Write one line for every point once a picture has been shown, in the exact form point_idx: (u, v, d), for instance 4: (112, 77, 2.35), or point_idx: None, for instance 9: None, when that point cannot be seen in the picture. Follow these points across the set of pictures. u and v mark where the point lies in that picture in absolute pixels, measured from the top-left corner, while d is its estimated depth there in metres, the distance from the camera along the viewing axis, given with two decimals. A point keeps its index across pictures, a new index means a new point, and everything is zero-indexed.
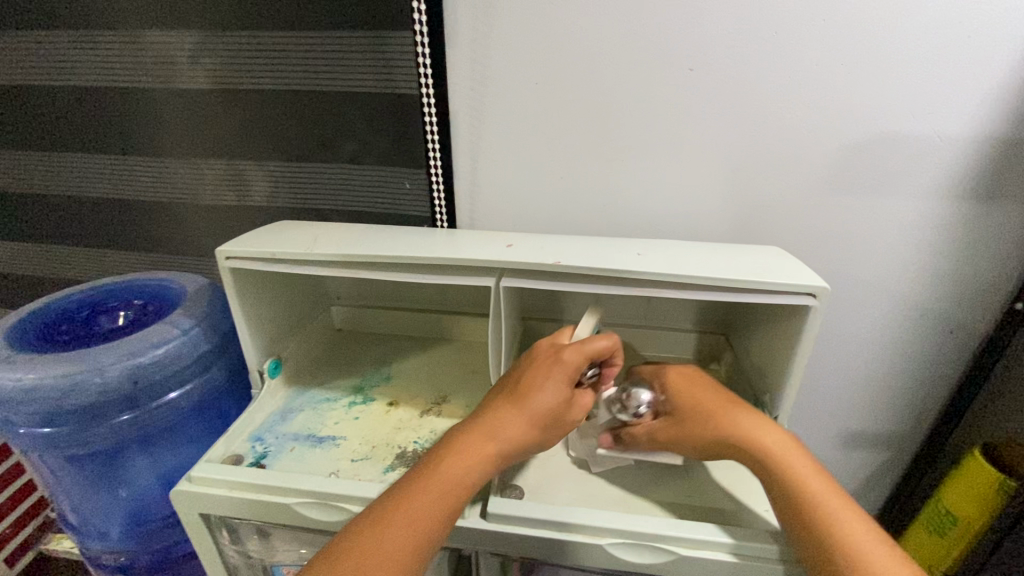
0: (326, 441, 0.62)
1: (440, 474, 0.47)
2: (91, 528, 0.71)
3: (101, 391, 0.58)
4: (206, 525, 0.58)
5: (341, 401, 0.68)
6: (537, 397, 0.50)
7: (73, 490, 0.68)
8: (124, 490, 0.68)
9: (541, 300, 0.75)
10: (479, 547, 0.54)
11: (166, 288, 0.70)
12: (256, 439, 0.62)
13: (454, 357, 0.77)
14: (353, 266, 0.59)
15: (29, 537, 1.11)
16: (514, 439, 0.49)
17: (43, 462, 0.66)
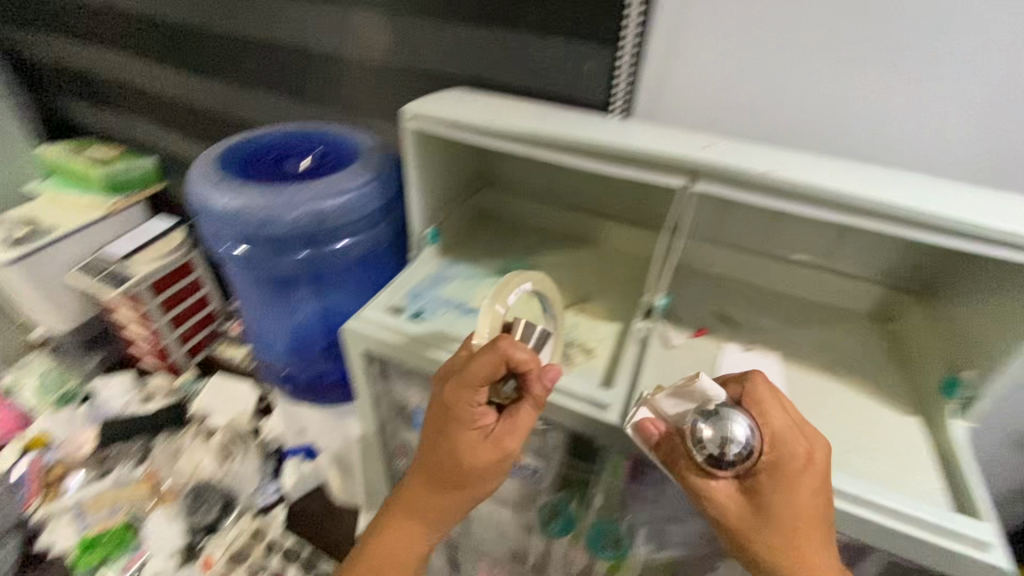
0: (475, 312, 0.64)
1: (385, 545, 0.54)
2: (267, 343, 0.83)
3: (291, 227, 0.64)
4: (364, 362, 0.65)
5: (488, 279, 0.70)
6: (440, 458, 0.50)
7: (259, 306, 0.80)
8: (300, 314, 0.78)
9: (709, 217, 0.69)
10: (610, 442, 0.55)
11: (347, 144, 0.73)
12: (412, 296, 0.66)
13: (600, 261, 0.74)
14: (533, 145, 0.57)
15: (202, 341, 1.39)
16: (440, 502, 0.52)
17: (238, 278, 0.77)
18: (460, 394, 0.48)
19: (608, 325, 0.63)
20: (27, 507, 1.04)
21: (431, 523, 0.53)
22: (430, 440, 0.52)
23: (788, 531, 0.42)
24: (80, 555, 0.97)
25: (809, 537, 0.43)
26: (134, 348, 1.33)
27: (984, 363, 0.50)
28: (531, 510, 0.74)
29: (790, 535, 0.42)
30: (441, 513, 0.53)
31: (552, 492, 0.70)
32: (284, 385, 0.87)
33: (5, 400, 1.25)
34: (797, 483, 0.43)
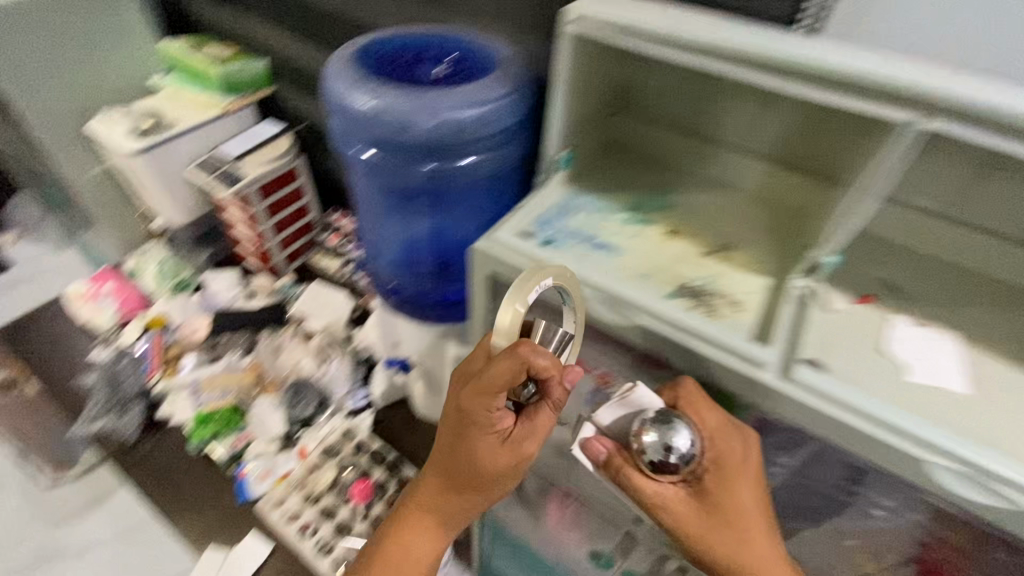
0: (607, 248, 0.60)
1: (400, 543, 0.59)
2: (378, 247, 0.86)
3: (426, 136, 0.62)
4: (485, 286, 0.62)
5: (618, 214, 0.65)
6: (455, 463, 0.54)
7: (377, 210, 0.81)
8: (418, 221, 0.80)
9: (912, 172, 0.60)
10: (757, 402, 0.50)
11: (485, 50, 0.68)
12: (541, 223, 0.62)
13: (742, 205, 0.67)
14: (714, 59, 0.50)
15: (300, 249, 1.44)
16: (454, 502, 0.57)
17: (360, 179, 0.77)
18: (478, 400, 0.50)
19: (758, 278, 0.57)
20: (150, 378, 1.14)
21: (446, 522, 0.58)
22: (444, 446, 0.55)
23: (732, 528, 0.50)
24: (196, 427, 1.07)
25: (752, 528, 0.50)
26: (240, 248, 1.40)
27: None
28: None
29: (740, 534, 0.50)
30: (454, 513, 0.58)
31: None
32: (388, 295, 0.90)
33: (129, 281, 1.36)
34: (732, 483, 0.50)
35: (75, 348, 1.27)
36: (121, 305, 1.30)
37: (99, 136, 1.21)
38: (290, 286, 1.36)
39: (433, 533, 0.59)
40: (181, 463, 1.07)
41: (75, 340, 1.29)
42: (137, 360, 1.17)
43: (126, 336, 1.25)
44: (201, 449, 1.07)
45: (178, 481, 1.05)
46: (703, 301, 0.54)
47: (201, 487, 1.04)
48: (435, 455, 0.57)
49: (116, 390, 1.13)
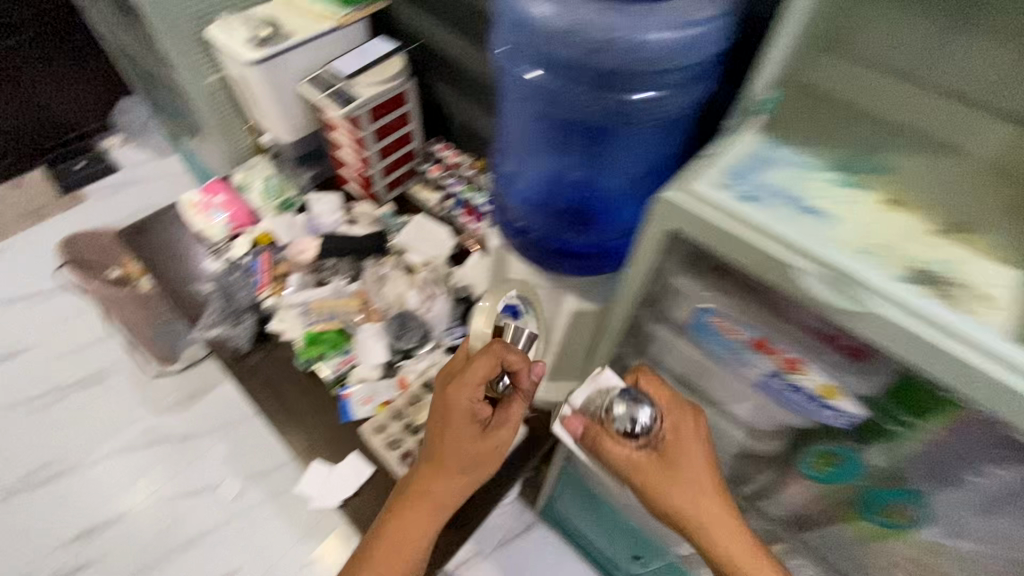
0: (820, 217, 0.51)
1: (402, 525, 0.73)
2: (515, 177, 0.88)
3: (625, 54, 0.60)
4: (660, 244, 0.55)
5: (824, 175, 0.55)
6: (446, 449, 0.72)
7: (527, 137, 0.84)
8: (568, 156, 0.83)
9: None
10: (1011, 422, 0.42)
11: None
12: (738, 176, 0.53)
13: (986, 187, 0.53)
14: None
15: (400, 178, 1.41)
16: (444, 486, 0.73)
17: (518, 100, 0.79)
18: (462, 392, 0.71)
19: (1009, 271, 0.48)
20: (260, 293, 1.17)
21: (441, 505, 0.74)
22: (433, 440, 0.73)
23: (682, 482, 0.65)
24: (305, 346, 1.09)
25: (694, 485, 0.64)
26: (342, 171, 1.39)
27: None
28: (772, 440, 0.67)
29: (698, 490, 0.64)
30: (446, 495, 0.73)
31: (831, 436, 0.59)
32: (510, 232, 0.88)
33: (238, 195, 1.37)
34: (679, 447, 0.65)
35: (185, 253, 1.31)
36: (231, 217, 1.33)
37: (218, 42, 1.18)
38: (389, 216, 1.34)
39: (433, 512, 0.74)
40: (289, 377, 1.11)
41: (188, 246, 1.33)
42: (248, 274, 1.21)
43: (236, 249, 1.28)
44: (307, 367, 1.10)
45: (286, 394, 1.09)
46: (946, 294, 0.45)
47: (308, 402, 1.09)
48: (426, 451, 0.75)
49: (230, 301, 1.16)
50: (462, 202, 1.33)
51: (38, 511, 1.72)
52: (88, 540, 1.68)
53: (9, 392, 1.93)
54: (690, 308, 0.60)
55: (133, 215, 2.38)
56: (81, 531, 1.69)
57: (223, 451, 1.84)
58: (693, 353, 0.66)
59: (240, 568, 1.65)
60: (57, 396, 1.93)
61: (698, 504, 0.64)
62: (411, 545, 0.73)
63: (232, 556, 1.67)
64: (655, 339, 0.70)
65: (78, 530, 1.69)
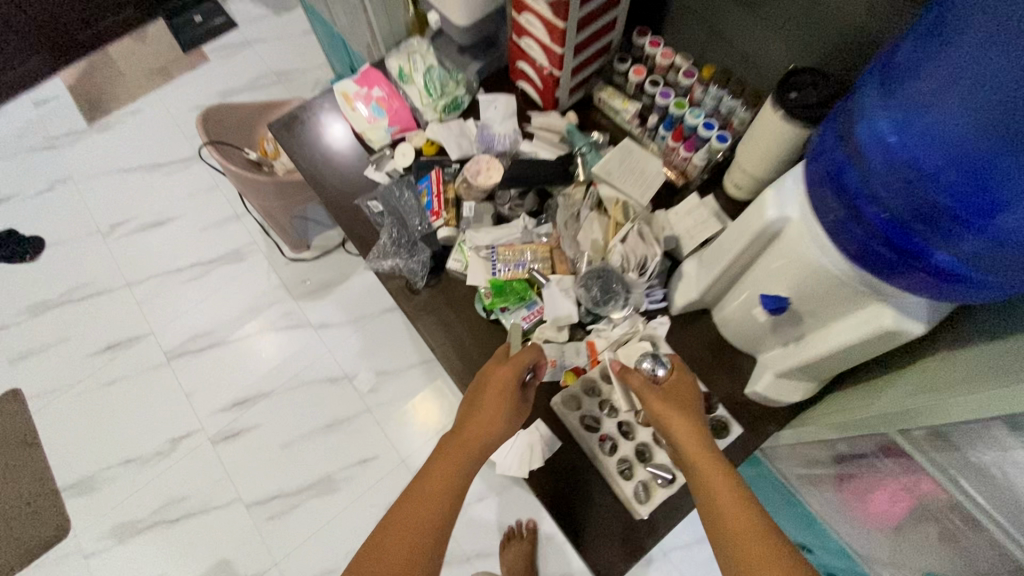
0: None
1: (438, 468, 0.73)
2: (876, 123, 0.61)
3: None
4: None
5: None
6: (491, 395, 0.80)
7: (943, 86, 0.57)
8: (987, 144, 0.55)
9: None
10: None
11: None
12: None
13: None
14: None
15: (586, 79, 1.13)
16: (489, 429, 0.78)
17: (981, 36, 0.55)
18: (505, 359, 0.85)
19: None
20: (434, 222, 1.03)
21: (476, 446, 0.76)
22: (480, 387, 0.83)
23: (673, 410, 0.76)
24: (489, 296, 0.94)
25: (681, 416, 0.75)
26: (518, 65, 1.12)
27: None
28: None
29: (695, 433, 0.73)
30: (488, 436, 0.77)
31: None
32: (827, 187, 0.65)
33: (397, 89, 1.17)
34: (676, 393, 0.79)
35: (342, 158, 1.15)
36: (394, 119, 1.14)
37: None
38: (574, 131, 1.07)
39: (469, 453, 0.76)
40: (467, 323, 0.98)
41: (345, 149, 1.16)
42: (420, 197, 1.06)
43: (402, 161, 1.12)
44: (489, 317, 0.97)
45: (464, 343, 0.97)
46: None
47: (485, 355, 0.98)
48: (468, 401, 0.83)
49: (403, 228, 1.03)
50: (670, 121, 1.04)
51: (197, 377, 1.87)
52: (242, 409, 1.82)
53: (163, 260, 2.02)
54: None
55: (252, 81, 2.24)
56: (236, 401, 1.83)
57: (356, 344, 1.88)
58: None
59: (376, 455, 1.76)
60: (201, 270, 2.00)
61: (681, 434, 0.74)
62: (451, 479, 0.72)
63: (368, 443, 1.77)
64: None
65: (233, 400, 1.83)
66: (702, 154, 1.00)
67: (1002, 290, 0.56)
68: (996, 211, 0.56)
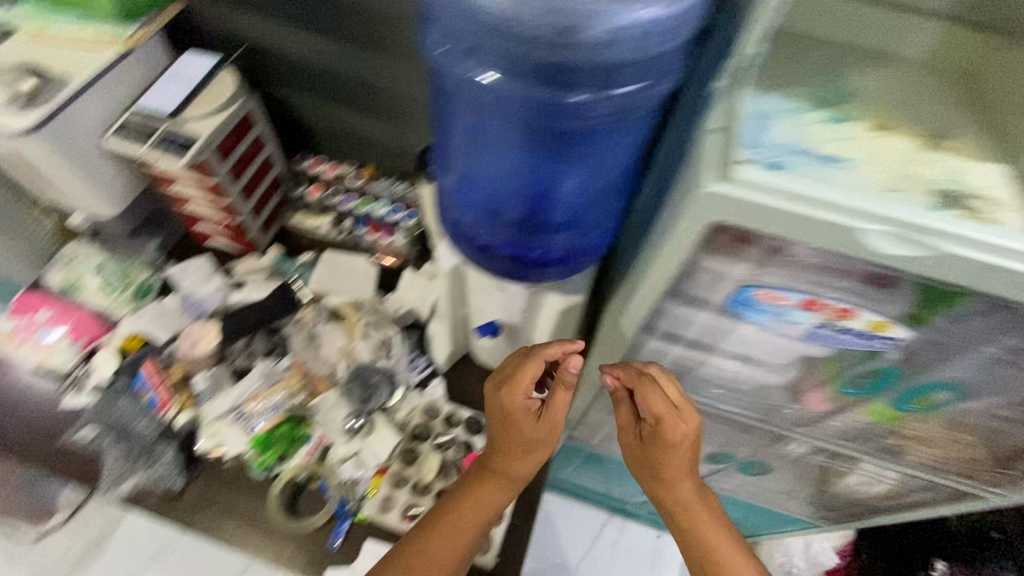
0: (839, 163, 0.50)
1: (460, 518, 0.71)
2: (452, 187, 0.68)
3: None
4: (701, 233, 0.50)
5: (813, 116, 0.54)
6: (508, 432, 0.68)
7: (467, 146, 0.63)
8: (518, 167, 0.63)
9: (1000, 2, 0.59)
10: None
11: None
12: (753, 146, 0.49)
13: (901, 76, 0.60)
14: None
15: (274, 212, 1.17)
16: (518, 466, 0.70)
17: (467, 108, 0.58)
18: (514, 387, 0.67)
19: (991, 166, 0.51)
20: (165, 413, 0.94)
21: (511, 483, 0.72)
22: (497, 421, 0.68)
23: (650, 458, 0.69)
24: (259, 455, 0.91)
25: (659, 474, 0.70)
26: (200, 226, 1.12)
27: None
28: (787, 370, 0.70)
29: (665, 471, 0.69)
30: (519, 472, 0.71)
31: (863, 359, 0.63)
32: (466, 248, 0.72)
33: (69, 301, 1.05)
34: (665, 438, 0.66)
35: (30, 398, 1.00)
36: (76, 333, 1.02)
37: None
38: (285, 261, 1.12)
39: (497, 496, 0.72)
40: (250, 492, 0.92)
41: (31, 389, 1.00)
42: (138, 397, 0.95)
43: (105, 369, 0.99)
44: (269, 475, 0.92)
45: (262, 515, 0.91)
46: (968, 209, 0.47)
47: (264, 517, 0.91)
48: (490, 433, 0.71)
49: (132, 438, 0.93)
50: (363, 220, 1.14)
51: None
52: None
53: None
54: (704, 287, 0.60)
55: None
56: None
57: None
58: (696, 317, 0.66)
59: None
60: None
61: (656, 479, 0.71)
62: (478, 518, 0.71)
63: None
64: (692, 317, 0.66)
65: None
66: (401, 233, 1.12)
67: (591, 250, 0.71)
68: (549, 203, 0.66)
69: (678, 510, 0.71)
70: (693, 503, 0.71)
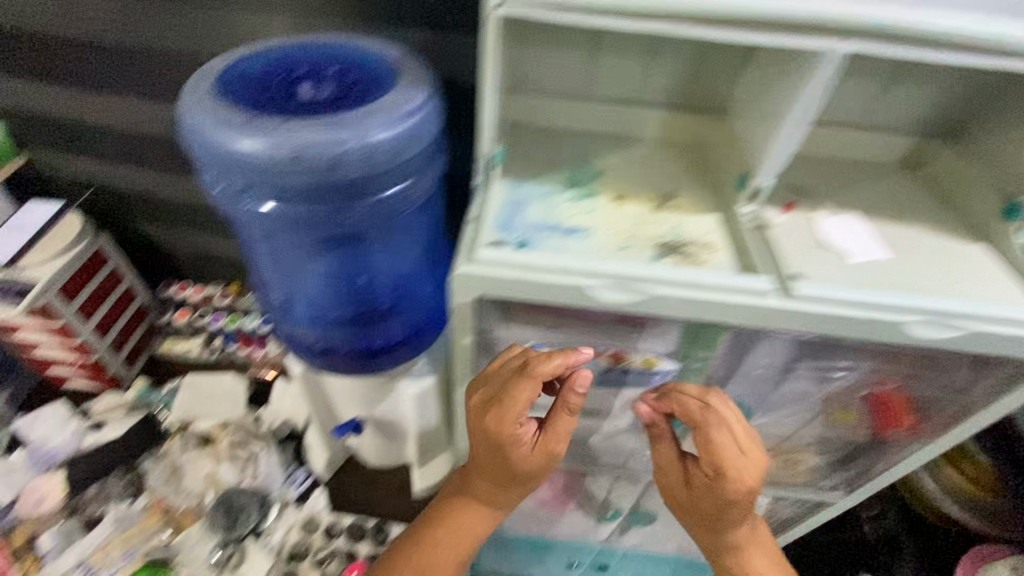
0: (575, 233, 0.59)
1: (440, 543, 0.64)
2: (279, 302, 0.71)
3: (329, 171, 0.50)
4: (473, 310, 0.57)
5: (564, 196, 0.64)
6: (492, 457, 0.58)
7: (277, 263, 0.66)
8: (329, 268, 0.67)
9: (701, 90, 0.71)
10: (767, 325, 0.54)
11: (374, 61, 0.57)
12: (503, 228, 0.58)
13: (639, 155, 0.71)
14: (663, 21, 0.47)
15: (140, 343, 1.14)
16: (504, 489, 0.62)
17: (261, 233, 0.62)
18: (504, 419, 0.54)
19: (704, 217, 0.62)
20: None
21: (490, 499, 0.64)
22: (481, 446, 0.57)
23: (708, 508, 0.57)
24: None
25: (712, 518, 0.59)
26: (53, 370, 1.07)
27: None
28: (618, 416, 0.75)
29: (723, 515, 0.57)
30: (505, 493, 0.62)
31: None
32: (309, 356, 0.73)
33: None
34: (724, 488, 0.54)
35: None
36: None
37: None
38: (150, 391, 1.08)
39: (484, 518, 0.64)
40: None
41: None
42: None
43: None
44: None
45: None
46: (681, 255, 0.57)
47: None
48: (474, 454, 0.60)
49: None
50: (233, 336, 1.14)
51: None
52: None
53: None
54: (510, 351, 0.66)
55: None
56: None
57: None
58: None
59: None
60: None
61: (710, 523, 0.60)
62: (461, 546, 0.64)
63: None
64: None
65: None
66: (273, 343, 1.14)
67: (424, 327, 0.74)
68: (370, 294, 0.70)
69: (728, 547, 0.62)
70: (744, 536, 0.61)
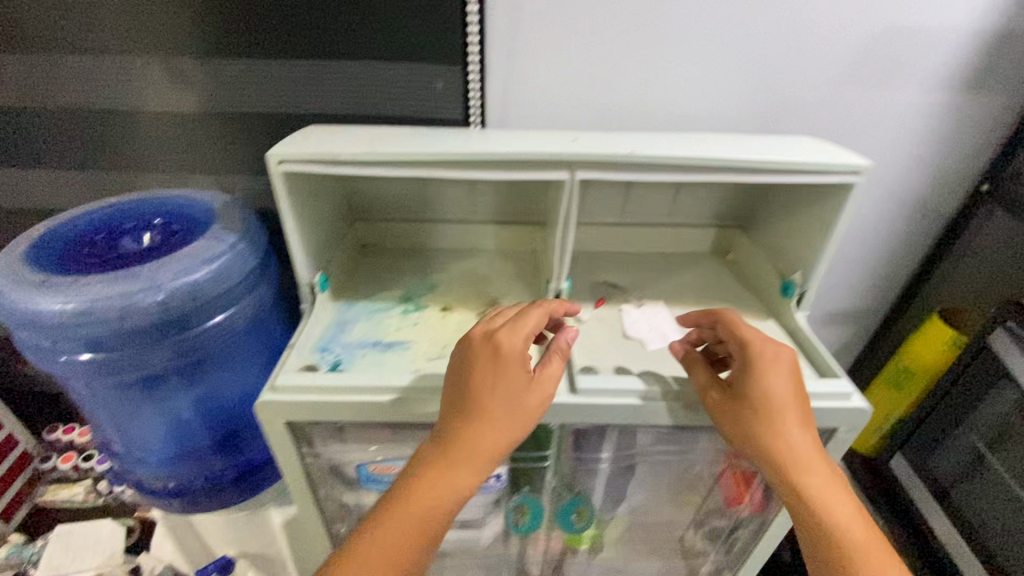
0: (395, 346, 0.63)
1: (412, 506, 0.47)
2: (121, 448, 0.70)
3: (134, 314, 0.55)
4: (290, 434, 0.58)
5: (394, 310, 0.68)
6: (488, 384, 0.49)
7: (108, 411, 0.66)
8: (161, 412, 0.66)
9: (522, 205, 0.81)
10: (566, 420, 0.57)
11: (192, 210, 0.64)
12: (322, 350, 0.61)
13: (473, 265, 0.78)
14: (423, 166, 0.56)
15: (19, 494, 1.09)
16: (499, 440, 0.49)
17: (83, 383, 0.63)
18: (509, 332, 0.51)
19: None
20: None
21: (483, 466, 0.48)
22: (474, 372, 0.50)
23: (773, 416, 0.51)
24: None
25: (782, 432, 0.50)
26: None
27: (791, 267, 0.68)
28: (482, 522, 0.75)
29: (783, 423, 0.50)
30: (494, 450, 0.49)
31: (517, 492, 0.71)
32: (162, 496, 0.72)
33: None
34: (774, 383, 0.51)
35: None
36: None
37: None
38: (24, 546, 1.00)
39: (470, 488, 0.48)
40: None
41: None
42: None
43: None
44: None
45: None
46: None
47: None
48: (457, 394, 0.50)
49: None
50: None
51: None
52: None
53: None
54: (351, 468, 0.67)
55: None
56: None
57: None
58: (373, 498, 0.70)
59: None
60: None
61: (783, 445, 0.50)
62: (441, 516, 0.48)
63: None
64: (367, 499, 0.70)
65: None
66: None
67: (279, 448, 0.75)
68: (214, 426, 0.70)
69: (813, 484, 0.49)
70: (830, 475, 0.50)
